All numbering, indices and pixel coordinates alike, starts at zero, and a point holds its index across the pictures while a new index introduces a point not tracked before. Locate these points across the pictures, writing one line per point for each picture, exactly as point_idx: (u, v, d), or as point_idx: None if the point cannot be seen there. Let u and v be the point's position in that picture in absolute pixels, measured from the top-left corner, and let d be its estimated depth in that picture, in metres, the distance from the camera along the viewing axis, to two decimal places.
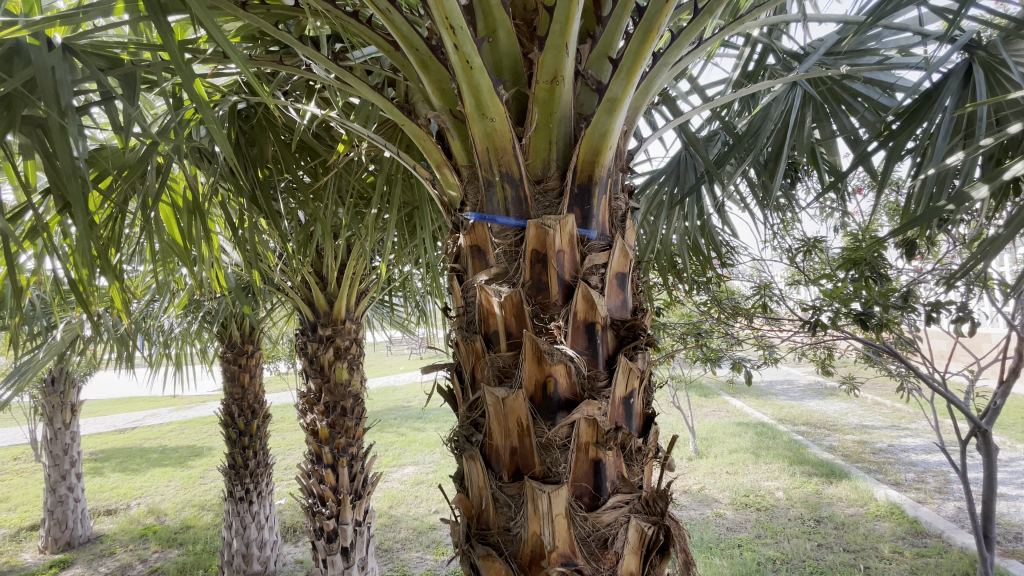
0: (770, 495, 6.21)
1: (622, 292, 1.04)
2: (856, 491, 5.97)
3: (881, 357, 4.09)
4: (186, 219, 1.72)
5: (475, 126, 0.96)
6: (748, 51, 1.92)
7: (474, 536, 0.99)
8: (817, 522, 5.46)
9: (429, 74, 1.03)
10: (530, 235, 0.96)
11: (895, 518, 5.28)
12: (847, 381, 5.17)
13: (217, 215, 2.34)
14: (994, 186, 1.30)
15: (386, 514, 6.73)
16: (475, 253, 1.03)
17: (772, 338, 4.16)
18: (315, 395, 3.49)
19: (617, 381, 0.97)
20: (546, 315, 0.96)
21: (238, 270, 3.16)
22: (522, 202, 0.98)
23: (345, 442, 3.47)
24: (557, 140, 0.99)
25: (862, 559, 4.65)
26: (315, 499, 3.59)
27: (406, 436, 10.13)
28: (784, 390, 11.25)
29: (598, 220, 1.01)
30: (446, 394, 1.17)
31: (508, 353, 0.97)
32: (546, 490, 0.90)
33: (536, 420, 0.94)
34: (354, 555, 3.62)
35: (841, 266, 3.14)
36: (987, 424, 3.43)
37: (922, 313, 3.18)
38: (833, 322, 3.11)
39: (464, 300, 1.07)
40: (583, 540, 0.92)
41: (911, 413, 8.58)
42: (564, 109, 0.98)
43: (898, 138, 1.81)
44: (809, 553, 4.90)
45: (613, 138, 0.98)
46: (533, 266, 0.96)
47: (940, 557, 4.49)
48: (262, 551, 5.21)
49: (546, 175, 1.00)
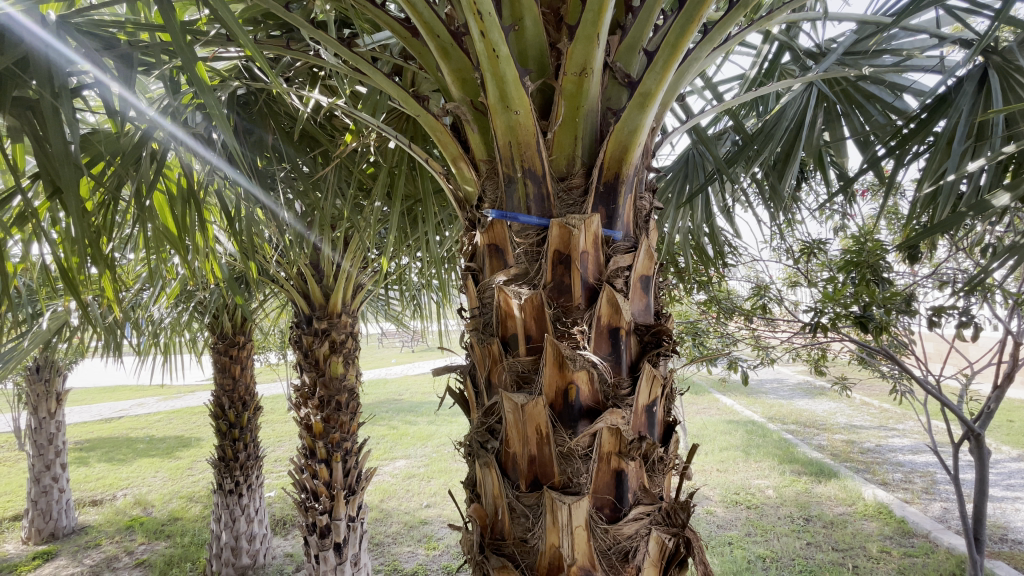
0: (760, 493, 6.25)
1: (646, 295, 1.00)
2: (845, 490, 6.02)
3: (875, 359, 4.08)
4: (181, 207, 1.66)
5: (498, 118, 0.91)
6: (765, 50, 1.89)
7: (488, 546, 0.95)
8: (806, 521, 5.50)
9: (450, 62, 0.99)
10: (554, 235, 0.91)
11: (883, 517, 5.34)
12: (840, 382, 5.17)
13: (212, 204, 2.29)
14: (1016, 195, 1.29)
15: (377, 508, 6.68)
16: (494, 252, 0.98)
17: (769, 339, 4.15)
18: (309, 389, 3.43)
19: (641, 389, 0.94)
20: (569, 319, 0.92)
21: (231, 260, 3.09)
22: (545, 200, 0.94)
23: (339, 437, 3.42)
24: (582, 136, 0.95)
25: (851, 558, 4.69)
26: (308, 494, 3.53)
27: (397, 429, 10.07)
28: (774, 388, 11.32)
29: (623, 220, 0.97)
30: (458, 397, 1.13)
31: (528, 357, 0.93)
32: (567, 501, 0.86)
33: (556, 428, 0.90)
34: (347, 551, 3.57)
35: (842, 268, 3.12)
36: (981, 428, 3.43)
37: (922, 316, 3.17)
38: (833, 324, 3.04)
39: (480, 301, 1.03)
40: (604, 552, 0.89)
41: (898, 414, 8.67)
42: (591, 103, 0.94)
43: (909, 142, 1.78)
44: (798, 552, 4.94)
45: (642, 135, 0.94)
46: (556, 267, 0.92)
47: (926, 557, 4.54)
48: (251, 544, 5.15)
49: (570, 171, 0.96)
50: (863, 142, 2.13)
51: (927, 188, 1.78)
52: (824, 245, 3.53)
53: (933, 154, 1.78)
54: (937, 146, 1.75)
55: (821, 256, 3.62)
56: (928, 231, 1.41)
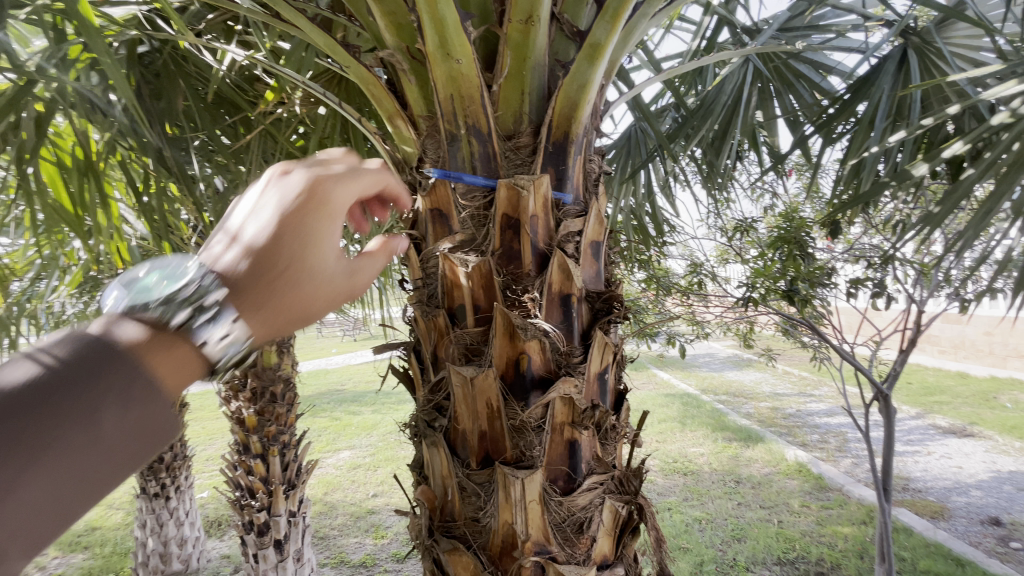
0: (696, 460, 6.59)
1: (597, 262, 0.97)
2: (770, 453, 6.47)
3: (797, 329, 4.35)
4: (77, 180, 1.44)
5: (438, 67, 0.84)
6: (705, 23, 1.89)
7: (437, 529, 0.90)
8: (737, 483, 5.87)
9: (383, 5, 0.89)
10: (502, 197, 0.86)
11: (803, 475, 5.81)
12: (767, 353, 5.46)
13: (116, 178, 2.06)
14: (931, 165, 1.39)
15: (321, 502, 6.43)
16: (436, 217, 0.91)
17: (704, 314, 4.29)
18: (240, 381, 3.20)
19: (593, 357, 0.91)
20: (519, 287, 0.88)
21: (142, 242, 2.78)
22: (490, 159, 0.88)
23: (276, 430, 3.22)
24: (529, 91, 0.89)
25: (775, 514, 5.11)
26: (243, 492, 3.32)
27: (340, 420, 9.68)
28: (707, 361, 11.94)
29: (573, 183, 0.93)
30: (402, 375, 1.06)
31: (476, 329, 0.88)
32: (520, 476, 0.83)
33: (508, 401, 0.86)
34: (288, 547, 3.41)
35: (771, 246, 3.28)
36: (887, 390, 3.74)
37: (841, 289, 3.40)
38: (763, 299, 3.23)
39: (423, 272, 0.96)
40: (558, 525, 0.86)
41: (815, 381, 9.42)
42: (538, 55, 0.88)
43: (835, 122, 1.87)
44: (731, 512, 5.26)
45: (592, 91, 0.89)
46: (505, 232, 0.87)
47: (841, 508, 5.03)
48: (183, 548, 4.80)
49: (517, 130, 0.90)
50: (793, 121, 2.21)
51: (852, 162, 1.87)
52: (755, 223, 3.67)
53: (857, 133, 1.88)
54: (861, 124, 1.84)
55: (752, 234, 3.77)
56: (853, 201, 1.50)
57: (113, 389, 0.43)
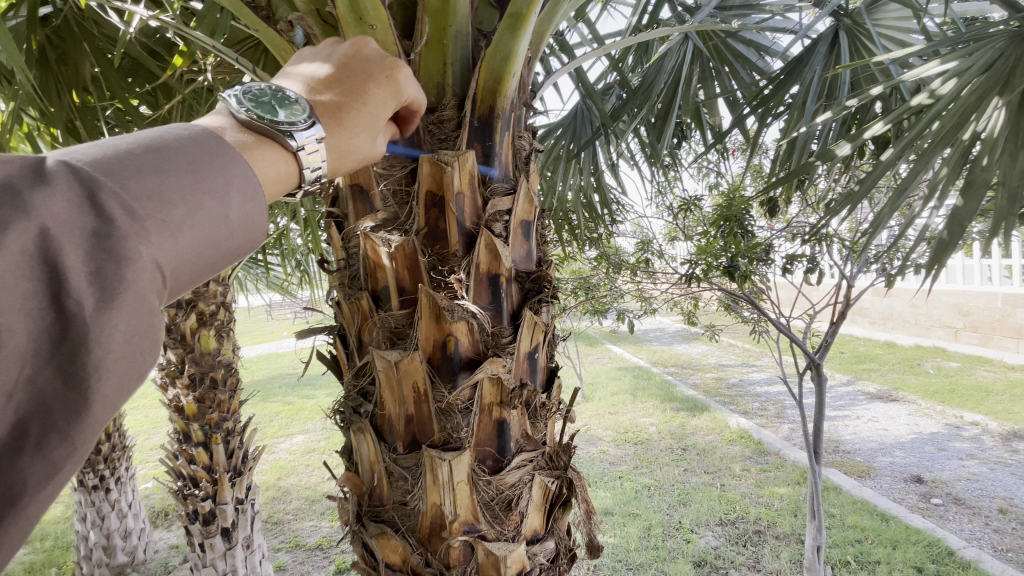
0: (646, 430, 6.86)
1: (527, 242, 0.96)
2: (714, 421, 6.82)
3: (738, 304, 4.55)
4: None
5: (351, 33, 0.79)
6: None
7: (366, 515, 0.89)
8: (684, 450, 6.16)
9: None
10: (425, 173, 0.83)
11: (745, 441, 6.17)
12: (712, 328, 5.70)
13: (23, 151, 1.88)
14: (854, 145, 1.45)
15: (274, 487, 6.29)
16: (357, 195, 0.87)
17: (653, 291, 4.40)
18: (177, 367, 3.03)
19: (522, 336, 0.90)
20: (445, 267, 0.86)
21: None
22: (412, 132, 0.84)
23: (218, 417, 3.08)
24: (452, 62, 0.86)
25: (718, 478, 5.42)
26: (185, 481, 3.19)
27: (293, 404, 9.42)
28: (658, 335, 12.37)
29: (500, 160, 0.91)
30: (329, 361, 1.02)
31: (401, 311, 0.86)
32: (446, 458, 0.82)
33: (434, 383, 0.85)
34: (237, 535, 3.32)
35: (714, 223, 3.39)
36: (819, 359, 3.98)
37: (778, 265, 3.57)
38: (705, 275, 3.34)
39: (347, 253, 0.92)
40: (487, 504, 0.87)
41: (757, 353, 9.94)
42: (460, 23, 0.84)
43: (770, 103, 1.91)
44: (678, 478, 5.53)
45: (517, 63, 0.86)
46: (430, 211, 0.85)
47: (777, 471, 5.39)
48: (127, 540, 4.60)
49: (441, 103, 0.86)
50: (732, 100, 2.25)
51: (785, 142, 1.93)
52: (699, 201, 3.77)
53: (791, 114, 1.93)
54: (794, 105, 1.90)
55: (697, 212, 3.88)
56: (784, 179, 1.54)
57: (212, 179, 0.47)
